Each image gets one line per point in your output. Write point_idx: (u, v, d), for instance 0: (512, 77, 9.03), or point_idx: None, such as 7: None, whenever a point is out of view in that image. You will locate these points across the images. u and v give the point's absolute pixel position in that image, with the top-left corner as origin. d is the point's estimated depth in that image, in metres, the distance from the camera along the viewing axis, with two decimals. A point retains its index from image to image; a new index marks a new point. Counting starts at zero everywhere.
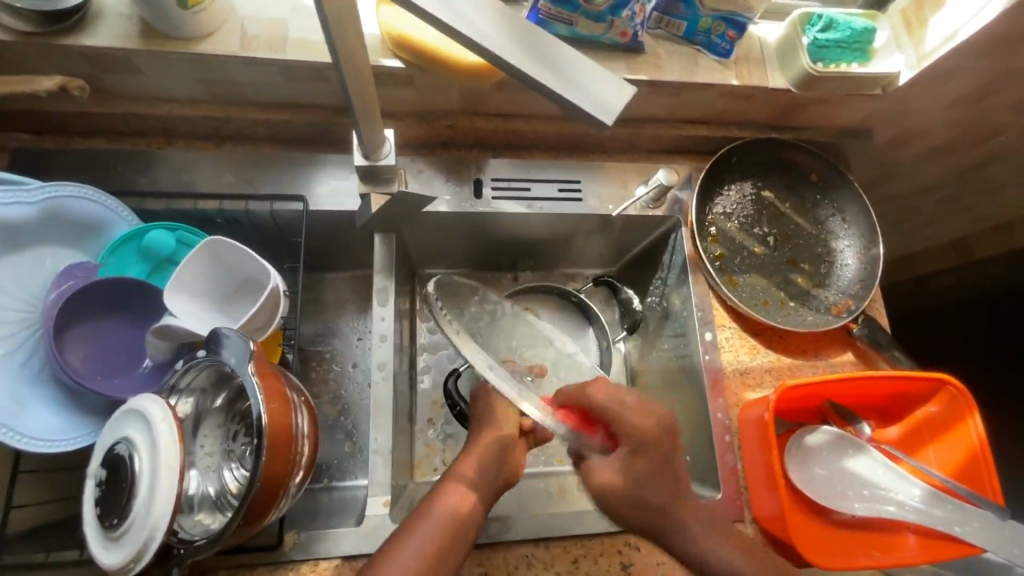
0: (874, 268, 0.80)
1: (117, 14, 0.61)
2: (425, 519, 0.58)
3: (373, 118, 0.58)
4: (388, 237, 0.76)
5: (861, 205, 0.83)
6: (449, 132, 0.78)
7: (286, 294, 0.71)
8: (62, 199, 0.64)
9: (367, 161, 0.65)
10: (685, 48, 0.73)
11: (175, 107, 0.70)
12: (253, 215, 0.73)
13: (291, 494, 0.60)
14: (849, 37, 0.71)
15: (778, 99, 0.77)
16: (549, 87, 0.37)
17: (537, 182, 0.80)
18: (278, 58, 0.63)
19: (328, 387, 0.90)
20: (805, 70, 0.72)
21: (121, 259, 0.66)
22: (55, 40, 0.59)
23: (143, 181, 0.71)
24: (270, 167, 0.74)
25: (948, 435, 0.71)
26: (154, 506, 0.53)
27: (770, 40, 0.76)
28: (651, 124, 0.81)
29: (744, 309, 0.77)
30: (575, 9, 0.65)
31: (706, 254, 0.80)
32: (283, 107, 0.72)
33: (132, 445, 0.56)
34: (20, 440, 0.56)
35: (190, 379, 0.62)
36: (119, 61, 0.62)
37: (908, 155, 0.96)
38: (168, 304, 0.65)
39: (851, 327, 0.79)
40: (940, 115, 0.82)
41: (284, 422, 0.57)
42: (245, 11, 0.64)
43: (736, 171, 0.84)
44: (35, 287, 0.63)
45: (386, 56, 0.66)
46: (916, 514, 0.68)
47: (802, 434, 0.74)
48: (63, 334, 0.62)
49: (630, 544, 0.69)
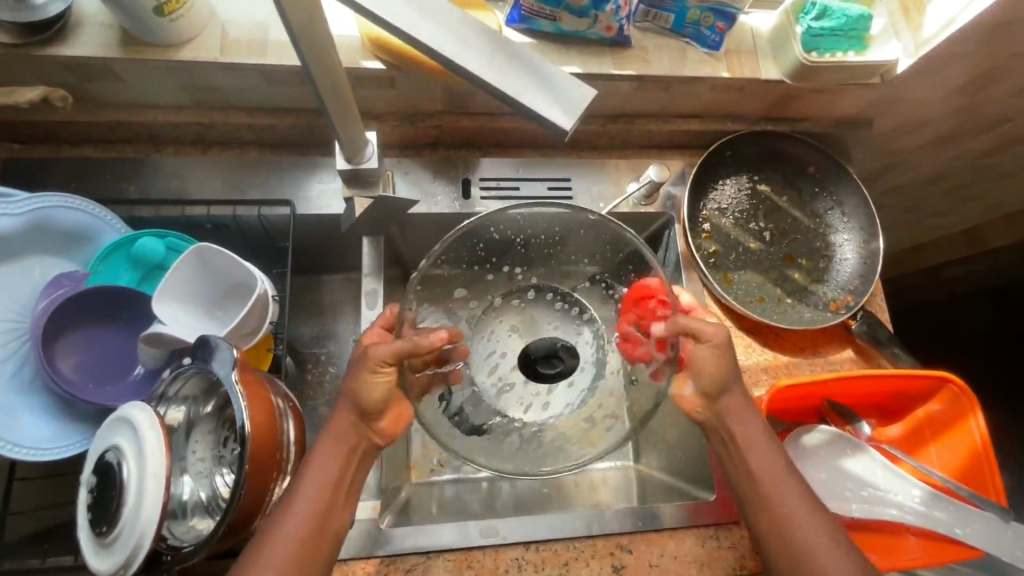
0: (873, 262, 0.78)
1: (97, 23, 0.61)
2: (292, 510, 0.53)
3: (352, 119, 0.58)
4: (375, 239, 0.75)
5: (860, 197, 0.81)
6: (435, 132, 0.77)
7: (275, 299, 0.71)
8: (48, 209, 0.64)
9: (350, 165, 0.64)
10: (674, 40, 0.71)
11: (160, 114, 0.70)
12: (241, 220, 0.73)
13: (276, 500, 0.61)
14: (843, 25, 0.69)
15: (771, 90, 0.75)
16: (503, 92, 0.36)
17: (526, 181, 0.79)
18: (258, 62, 0.63)
19: (324, 389, 0.90)
20: (798, 60, 0.70)
21: (111, 267, 0.67)
22: (37, 50, 0.59)
23: (132, 189, 0.72)
24: (258, 172, 0.74)
25: (949, 435, 0.70)
26: (141, 514, 0.54)
27: (763, 29, 0.74)
28: (642, 119, 0.80)
29: (738, 307, 0.76)
30: (557, 5, 0.64)
31: (700, 251, 0.79)
32: (268, 111, 0.72)
33: (120, 452, 0.56)
34: (11, 450, 0.58)
35: (179, 386, 0.62)
36: (101, 70, 0.62)
37: (912, 144, 0.93)
38: (157, 312, 0.65)
39: (850, 323, 0.77)
40: (944, 102, 0.80)
41: (268, 430, 0.58)
42: (226, 16, 0.64)
43: (731, 165, 0.82)
44: (26, 297, 0.64)
45: (367, 58, 0.66)
46: (917, 518, 0.66)
47: (800, 433, 0.72)
48: (55, 344, 0.63)
49: (622, 546, 0.68)
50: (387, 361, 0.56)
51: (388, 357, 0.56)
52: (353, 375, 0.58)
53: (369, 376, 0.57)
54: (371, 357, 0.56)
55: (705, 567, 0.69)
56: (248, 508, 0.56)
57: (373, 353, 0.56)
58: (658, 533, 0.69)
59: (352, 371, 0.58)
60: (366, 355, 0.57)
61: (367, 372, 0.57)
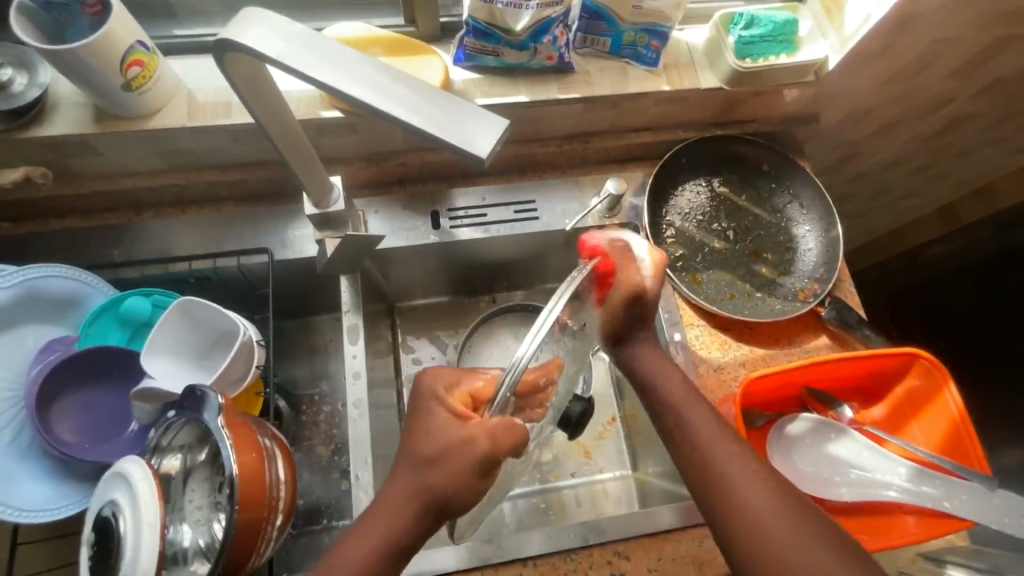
0: (835, 249, 0.81)
1: (71, 103, 0.66)
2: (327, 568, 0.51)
3: (315, 169, 0.61)
4: (352, 277, 0.78)
5: (815, 189, 0.84)
6: (400, 170, 0.81)
7: (260, 344, 0.73)
8: (38, 279, 0.68)
9: (318, 210, 0.68)
10: (615, 62, 0.76)
11: (137, 179, 0.74)
12: (222, 271, 0.76)
13: (272, 538, 0.62)
14: (772, 31, 0.73)
15: (714, 98, 0.79)
16: (417, 127, 0.38)
17: (493, 207, 0.83)
18: (224, 123, 0.68)
19: (320, 429, 0.92)
20: (732, 69, 0.74)
21: (101, 329, 0.69)
22: (18, 133, 0.64)
23: (117, 253, 0.75)
24: (234, 226, 0.78)
25: (929, 408, 0.71)
26: (138, 566, 0.55)
27: (698, 43, 0.79)
28: (597, 137, 0.83)
29: (709, 305, 0.78)
30: (497, 41, 0.69)
31: (666, 257, 0.81)
32: (238, 166, 0.76)
33: (117, 507, 0.58)
34: (12, 513, 0.60)
35: (172, 436, 0.64)
36: (79, 146, 0.67)
37: (863, 133, 0.97)
38: (147, 368, 0.67)
39: (819, 310, 0.79)
40: (880, 90, 0.84)
41: (257, 472, 0.59)
42: (191, 85, 0.69)
43: (688, 171, 0.85)
44: (20, 365, 0.67)
45: (325, 108, 0.70)
46: (906, 495, 0.68)
47: (783, 423, 0.74)
48: (50, 408, 0.65)
49: (618, 553, 0.69)
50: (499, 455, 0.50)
51: (500, 453, 0.50)
52: (445, 456, 0.52)
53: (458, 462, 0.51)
54: (505, 448, 0.50)
55: (704, 567, 0.69)
56: (244, 547, 0.58)
57: (483, 445, 0.50)
58: (653, 538, 0.70)
59: (445, 451, 0.52)
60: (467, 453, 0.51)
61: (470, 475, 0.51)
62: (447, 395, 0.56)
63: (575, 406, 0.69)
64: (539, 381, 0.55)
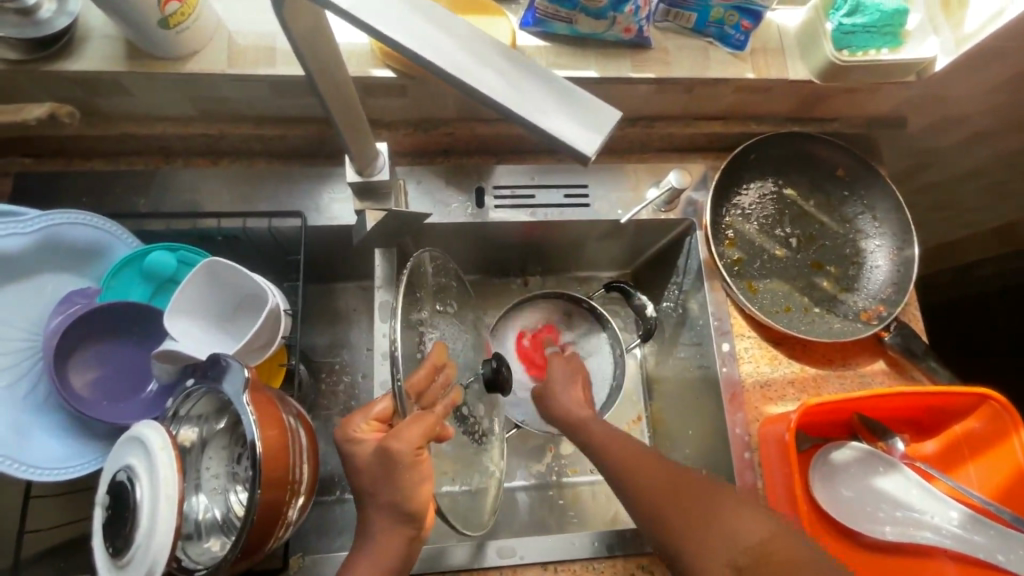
0: (908, 269, 0.75)
1: (102, 36, 0.60)
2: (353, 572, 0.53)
3: (362, 135, 0.56)
4: (388, 251, 0.73)
5: (893, 203, 0.77)
6: (447, 139, 0.75)
7: (287, 313, 0.69)
8: (58, 226, 0.64)
9: (360, 177, 0.62)
10: (696, 41, 0.69)
11: (167, 125, 0.69)
12: (251, 231, 0.71)
13: (292, 517, 0.60)
14: (877, 21, 0.64)
15: (798, 90, 0.72)
16: (513, 112, 0.32)
17: (541, 188, 0.77)
18: (266, 73, 0.62)
19: (339, 399, 0.89)
20: (829, 60, 0.66)
21: (123, 283, 0.66)
22: (44, 66, 0.59)
23: (141, 202, 0.71)
24: (265, 183, 0.73)
25: (989, 453, 0.66)
26: (154, 538, 0.52)
27: (789, 27, 0.71)
28: (662, 122, 0.77)
29: (763, 317, 0.73)
30: (573, 7, 0.62)
31: (723, 260, 0.76)
32: (277, 121, 0.71)
33: (132, 473, 0.55)
34: (23, 470, 0.58)
35: (190, 405, 0.61)
36: (109, 85, 0.62)
37: (946, 143, 0.89)
38: (169, 328, 0.64)
39: (882, 335, 0.74)
40: (981, 100, 0.76)
41: (280, 450, 0.56)
42: (232, 26, 0.63)
43: (756, 168, 0.78)
44: (37, 313, 0.64)
45: (375, 66, 0.64)
46: (955, 541, 0.65)
47: (829, 449, 0.70)
48: (66, 362, 0.62)
49: (642, 566, 0.67)
50: (420, 444, 0.52)
51: (420, 441, 0.52)
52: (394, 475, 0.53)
53: (412, 472, 0.52)
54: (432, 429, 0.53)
55: None
56: (264, 527, 0.55)
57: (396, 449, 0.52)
58: None
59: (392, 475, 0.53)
60: (396, 455, 0.51)
61: (409, 470, 0.52)
62: (358, 430, 0.57)
63: (485, 369, 0.65)
64: (432, 370, 0.56)
